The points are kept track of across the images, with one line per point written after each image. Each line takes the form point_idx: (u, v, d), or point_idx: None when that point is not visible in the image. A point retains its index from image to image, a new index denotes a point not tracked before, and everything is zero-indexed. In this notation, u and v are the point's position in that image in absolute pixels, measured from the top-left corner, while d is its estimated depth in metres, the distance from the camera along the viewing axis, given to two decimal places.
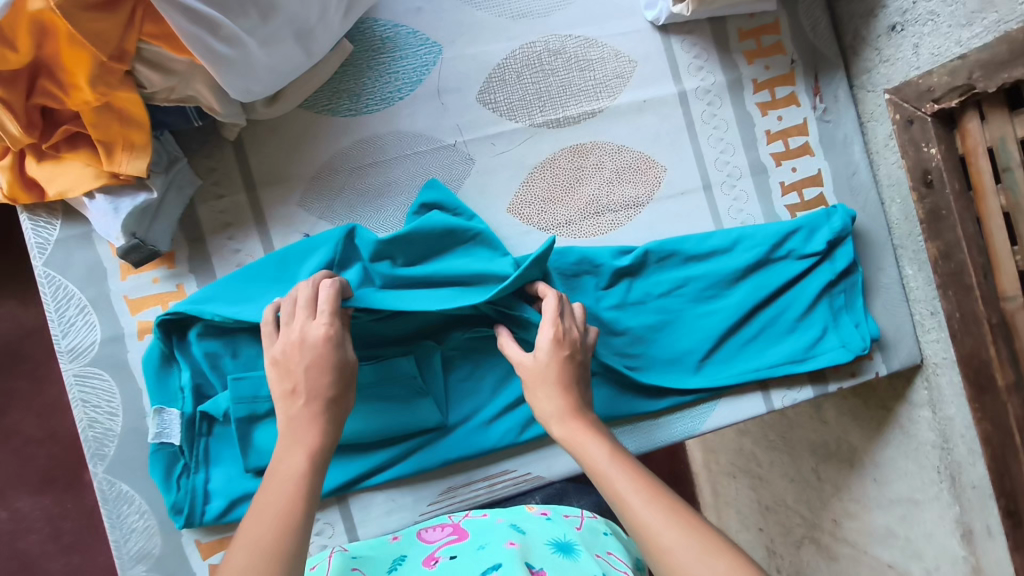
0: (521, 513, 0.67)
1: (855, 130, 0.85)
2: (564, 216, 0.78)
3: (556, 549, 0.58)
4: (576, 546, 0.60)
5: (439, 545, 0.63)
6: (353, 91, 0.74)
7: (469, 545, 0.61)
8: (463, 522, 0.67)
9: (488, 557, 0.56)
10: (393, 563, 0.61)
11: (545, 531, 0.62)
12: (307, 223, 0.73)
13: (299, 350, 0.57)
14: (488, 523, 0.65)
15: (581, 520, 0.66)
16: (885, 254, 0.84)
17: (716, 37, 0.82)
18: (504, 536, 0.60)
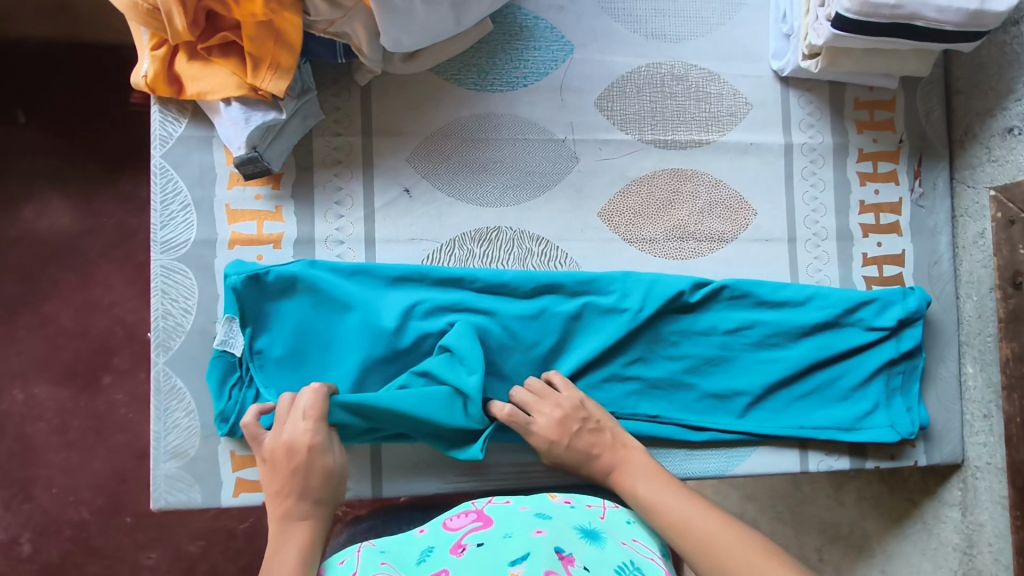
0: (543, 501, 0.62)
1: (946, 221, 0.85)
2: (651, 233, 0.80)
3: (583, 536, 0.56)
4: (602, 534, 0.57)
5: (464, 532, 0.57)
6: (482, 68, 0.78)
7: (495, 532, 0.56)
8: (488, 509, 0.61)
9: (514, 547, 0.52)
10: (420, 554, 0.55)
11: (570, 517, 0.59)
12: (410, 179, 0.76)
13: (286, 453, 0.60)
14: (512, 509, 0.60)
15: (604, 509, 0.62)
16: (949, 347, 0.84)
17: (833, 100, 0.84)
18: (529, 523, 0.56)
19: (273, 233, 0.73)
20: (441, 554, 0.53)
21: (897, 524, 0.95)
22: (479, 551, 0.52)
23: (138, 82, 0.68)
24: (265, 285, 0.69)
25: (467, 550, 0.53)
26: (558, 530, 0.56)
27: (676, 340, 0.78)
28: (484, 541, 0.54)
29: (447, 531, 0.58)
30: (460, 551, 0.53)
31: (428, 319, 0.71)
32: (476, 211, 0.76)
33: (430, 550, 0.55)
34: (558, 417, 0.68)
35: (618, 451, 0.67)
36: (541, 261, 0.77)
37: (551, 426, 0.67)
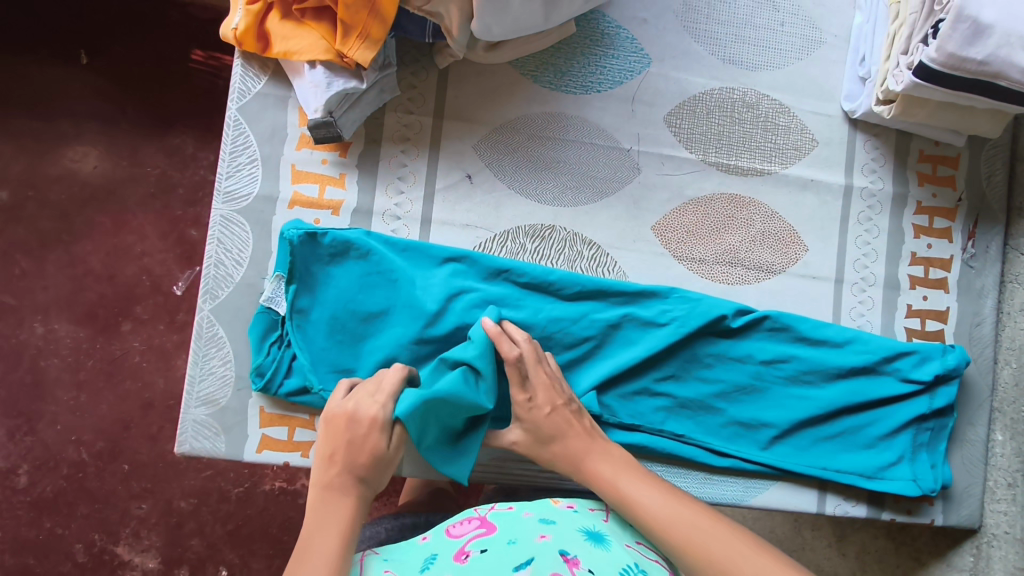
0: (547, 505, 0.61)
1: (994, 284, 0.85)
2: (700, 254, 0.80)
3: (588, 539, 0.56)
4: (607, 536, 0.57)
5: (467, 538, 0.57)
6: (558, 68, 0.78)
7: (500, 538, 0.56)
8: (491, 515, 0.60)
9: (518, 553, 0.52)
10: (425, 560, 0.55)
11: (575, 521, 0.59)
12: (473, 167, 0.76)
13: (357, 425, 0.58)
14: (515, 514, 0.59)
15: (607, 512, 0.62)
16: (980, 411, 0.84)
17: (897, 150, 0.85)
18: (533, 528, 0.56)
19: (334, 200, 0.74)
20: (445, 561, 0.54)
21: None
22: (484, 559, 0.53)
23: (228, 34, 0.69)
24: (320, 246, 0.69)
25: (473, 556, 0.54)
26: (561, 535, 0.56)
27: (711, 362, 0.78)
28: (489, 547, 0.54)
29: (450, 538, 0.57)
30: (465, 558, 0.54)
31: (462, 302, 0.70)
32: (533, 207, 0.77)
33: (433, 557, 0.55)
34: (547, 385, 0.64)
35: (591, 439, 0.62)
36: (590, 265, 0.78)
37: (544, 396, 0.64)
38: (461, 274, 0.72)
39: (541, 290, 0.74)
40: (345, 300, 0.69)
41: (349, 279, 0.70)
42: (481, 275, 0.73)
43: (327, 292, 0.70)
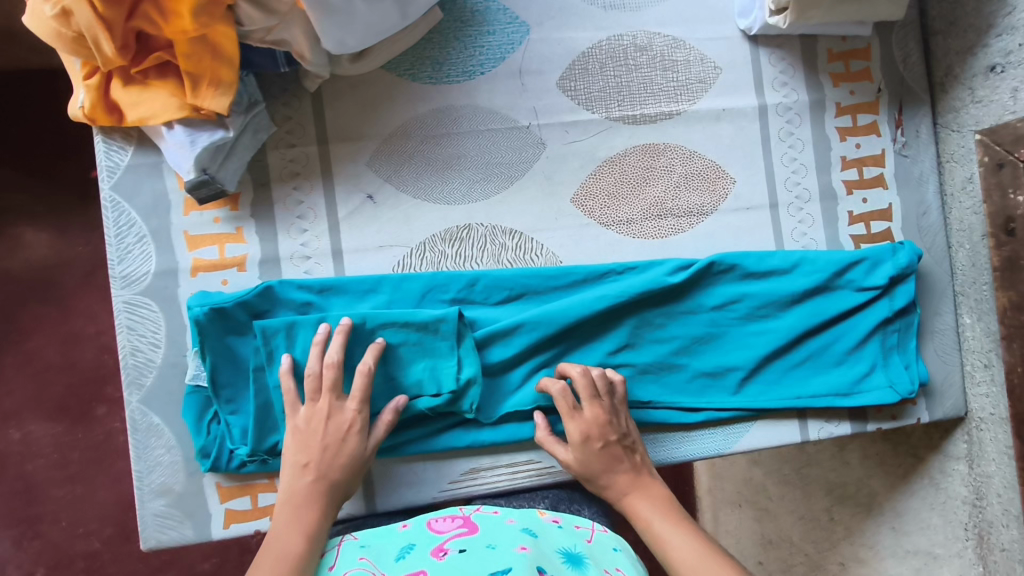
0: (532, 517, 0.64)
1: (931, 169, 0.82)
2: (626, 214, 0.76)
3: (565, 561, 0.57)
4: (586, 559, 0.58)
5: (448, 536, 0.59)
6: (436, 60, 0.73)
7: (480, 540, 0.57)
8: (474, 516, 0.63)
9: (496, 559, 0.53)
10: (402, 551, 0.57)
11: (555, 540, 0.60)
12: (372, 185, 0.72)
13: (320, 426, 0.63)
14: (499, 521, 0.61)
15: (592, 533, 0.63)
16: (944, 299, 0.82)
17: (805, 55, 0.80)
18: (515, 538, 0.57)
19: (236, 256, 0.70)
20: (421, 555, 0.56)
21: (905, 482, 0.94)
22: (460, 558, 0.54)
23: (77, 113, 0.65)
24: (228, 319, 0.66)
25: (448, 553, 0.55)
26: (541, 550, 0.56)
27: (662, 322, 0.76)
28: (467, 548, 0.56)
29: (432, 532, 0.60)
30: (441, 554, 0.55)
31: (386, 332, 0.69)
32: (443, 210, 0.73)
33: (411, 547, 0.58)
34: (593, 410, 0.66)
35: (605, 472, 0.65)
36: (517, 254, 0.74)
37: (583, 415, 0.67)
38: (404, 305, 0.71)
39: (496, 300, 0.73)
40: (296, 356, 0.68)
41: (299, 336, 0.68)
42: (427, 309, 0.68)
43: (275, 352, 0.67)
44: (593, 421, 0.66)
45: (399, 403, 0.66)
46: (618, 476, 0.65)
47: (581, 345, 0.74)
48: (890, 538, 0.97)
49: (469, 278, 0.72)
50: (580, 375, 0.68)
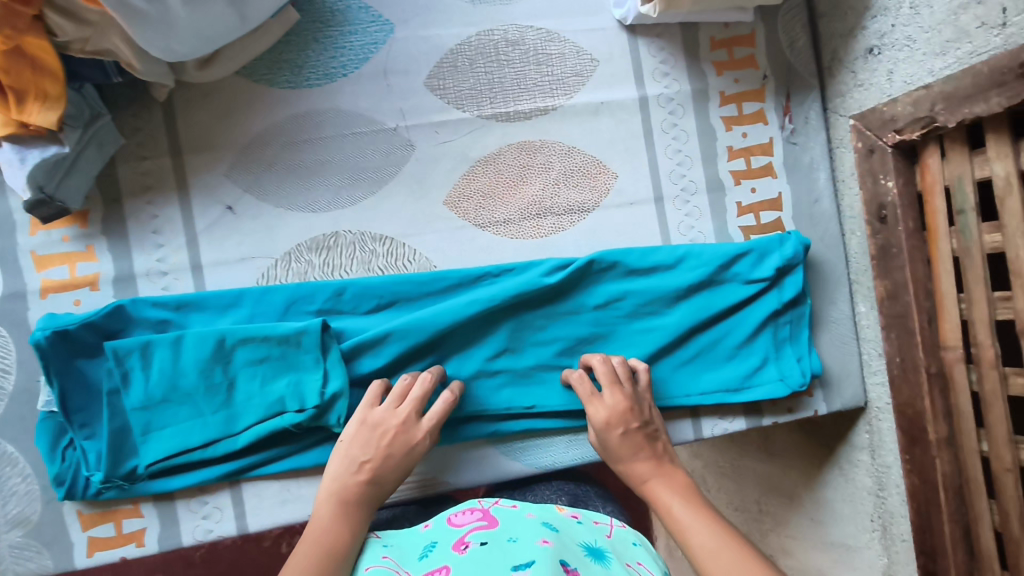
0: (549, 509, 0.63)
1: (823, 155, 0.80)
2: (503, 214, 0.74)
3: (588, 555, 0.55)
4: (608, 553, 0.56)
5: (468, 529, 0.58)
6: (294, 63, 0.70)
7: (501, 533, 0.56)
8: (495, 508, 0.62)
9: (516, 551, 0.52)
10: (425, 549, 0.57)
11: (576, 534, 0.58)
12: (231, 196, 0.70)
13: (387, 433, 0.62)
14: (518, 514, 0.60)
15: (610, 527, 0.62)
16: (839, 287, 0.80)
17: (686, 44, 0.77)
18: (535, 531, 0.55)
19: (89, 275, 0.67)
20: (444, 550, 0.55)
21: (820, 472, 0.92)
22: (481, 551, 0.53)
23: None
24: (75, 342, 0.64)
25: (470, 547, 0.54)
26: (562, 543, 0.55)
27: (543, 324, 0.74)
28: (488, 541, 0.55)
29: (452, 527, 0.59)
30: (463, 549, 0.55)
31: (246, 347, 0.67)
32: (308, 219, 0.71)
33: (433, 544, 0.57)
34: (619, 393, 0.66)
35: (637, 460, 0.64)
36: (388, 261, 0.72)
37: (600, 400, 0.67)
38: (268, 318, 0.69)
39: (365, 308, 0.71)
40: (153, 376, 0.66)
41: (156, 355, 0.66)
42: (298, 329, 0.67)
43: (130, 373, 0.65)
44: (618, 403, 0.66)
45: (450, 399, 0.66)
46: (641, 462, 0.64)
47: (459, 351, 0.72)
48: (811, 528, 0.96)
49: (335, 288, 0.70)
50: (603, 361, 0.69)
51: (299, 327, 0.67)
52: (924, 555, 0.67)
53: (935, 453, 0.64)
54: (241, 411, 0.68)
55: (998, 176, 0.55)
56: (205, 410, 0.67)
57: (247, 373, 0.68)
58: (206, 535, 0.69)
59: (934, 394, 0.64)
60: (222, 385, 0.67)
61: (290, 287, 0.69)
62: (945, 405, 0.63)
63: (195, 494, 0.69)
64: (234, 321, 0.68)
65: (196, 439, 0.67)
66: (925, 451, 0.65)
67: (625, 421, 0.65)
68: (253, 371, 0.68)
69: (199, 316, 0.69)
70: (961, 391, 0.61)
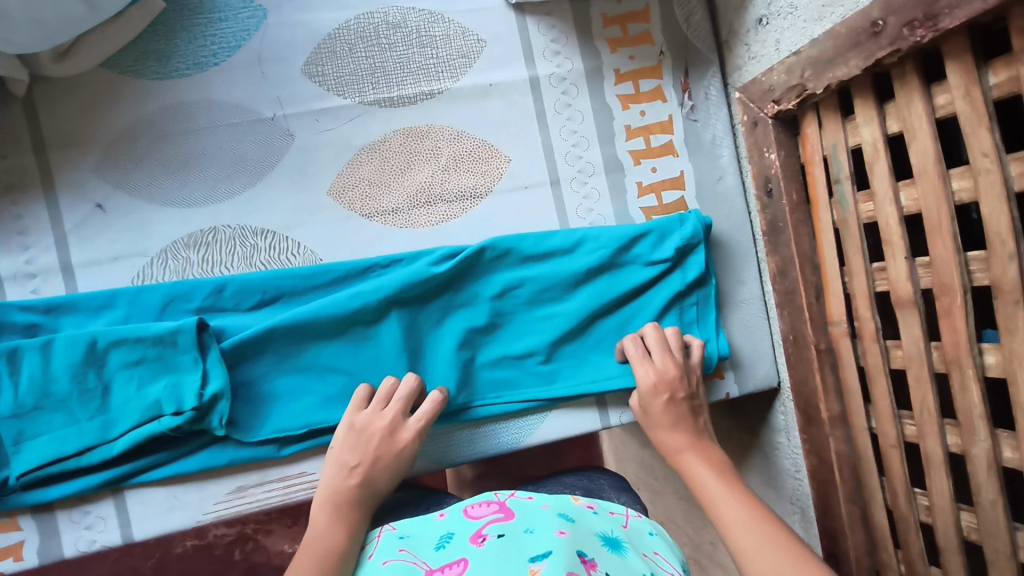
0: (566, 501, 0.60)
1: (725, 131, 0.78)
2: (392, 202, 0.72)
3: (605, 545, 0.52)
4: (624, 542, 0.54)
5: (485, 520, 0.55)
6: (162, 53, 0.68)
7: (517, 525, 0.53)
8: (511, 500, 0.58)
9: (536, 545, 0.49)
10: (440, 539, 0.53)
11: (594, 523, 0.56)
12: (101, 193, 0.67)
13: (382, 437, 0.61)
14: (534, 505, 0.57)
15: (627, 517, 0.60)
16: (747, 265, 0.78)
17: (577, 21, 0.75)
18: (553, 523, 0.53)
19: None
20: (461, 543, 0.51)
21: (748, 458, 0.90)
22: (500, 543, 0.49)
23: None
24: None
25: (488, 539, 0.51)
26: (580, 534, 0.52)
27: (438, 315, 0.71)
28: (506, 533, 0.51)
29: (467, 518, 0.55)
30: (481, 540, 0.51)
31: (120, 349, 0.65)
32: (185, 214, 0.68)
33: (450, 535, 0.53)
34: (669, 359, 0.67)
35: (671, 437, 0.62)
36: (271, 255, 0.70)
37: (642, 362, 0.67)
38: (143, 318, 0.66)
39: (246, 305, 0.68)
40: (21, 382, 0.63)
41: (25, 360, 0.63)
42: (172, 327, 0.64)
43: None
44: (666, 367, 0.66)
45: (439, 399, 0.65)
46: (676, 436, 0.62)
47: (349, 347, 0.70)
48: None
49: (212, 285, 0.67)
50: (655, 329, 0.70)
51: (174, 326, 0.64)
52: (827, 538, 0.65)
53: (828, 431, 0.62)
54: (118, 416, 0.65)
55: (867, 142, 0.53)
56: (77, 417, 0.64)
57: (121, 376, 0.65)
58: (90, 546, 0.66)
59: (825, 370, 0.62)
60: (96, 390, 0.64)
61: (166, 285, 0.67)
62: (835, 382, 0.61)
63: (77, 504, 0.66)
64: (107, 323, 0.65)
65: (70, 447, 0.63)
66: (819, 430, 0.63)
67: (669, 385, 0.65)
68: (127, 374, 0.65)
69: (71, 319, 0.66)
70: (847, 366, 0.60)
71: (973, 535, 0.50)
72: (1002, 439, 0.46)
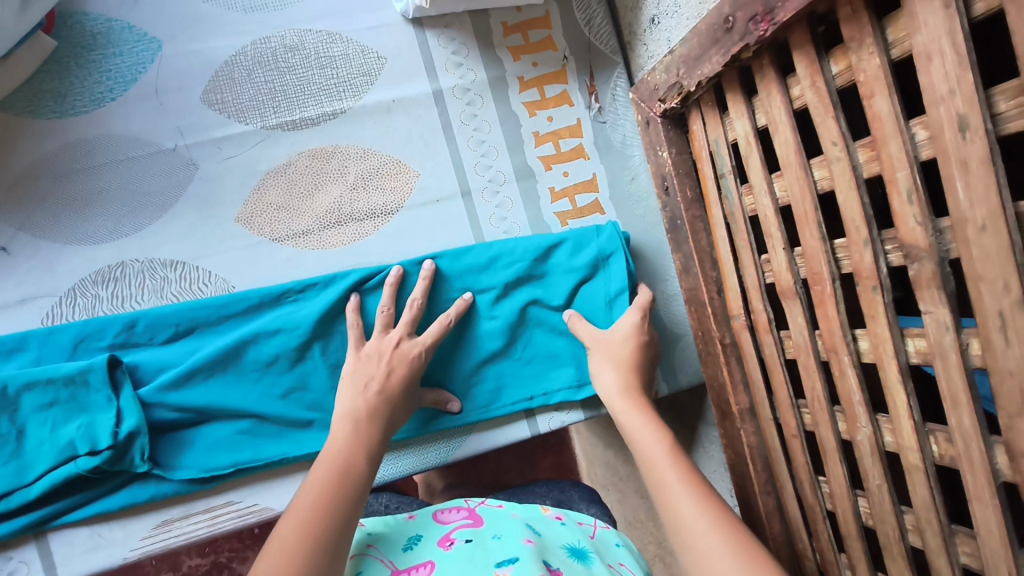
0: (534, 512, 0.59)
1: (635, 131, 0.78)
2: (302, 225, 0.71)
3: (571, 556, 0.51)
4: (590, 552, 0.53)
5: (455, 527, 0.55)
6: (57, 91, 0.68)
7: (486, 532, 0.53)
8: (480, 508, 0.58)
9: (499, 551, 0.49)
10: (409, 542, 0.53)
11: (560, 535, 0.55)
12: (4, 236, 0.67)
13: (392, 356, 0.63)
14: (504, 514, 0.57)
15: (594, 528, 0.59)
16: (666, 262, 0.78)
17: (477, 31, 0.75)
18: (520, 530, 0.52)
19: None
20: (428, 546, 0.51)
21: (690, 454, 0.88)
22: (467, 548, 0.50)
23: None
24: None
25: (455, 544, 0.51)
26: (546, 544, 0.51)
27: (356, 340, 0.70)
28: (473, 538, 0.51)
29: (437, 523, 0.55)
30: (448, 546, 0.51)
31: (31, 392, 0.63)
32: (90, 251, 0.68)
33: (419, 538, 0.53)
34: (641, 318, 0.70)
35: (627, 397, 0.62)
36: (181, 286, 0.70)
37: (619, 334, 0.69)
38: (54, 359, 0.66)
39: (159, 341, 0.68)
40: None
41: None
42: (86, 366, 0.64)
43: None
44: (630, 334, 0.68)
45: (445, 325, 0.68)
46: (630, 399, 0.62)
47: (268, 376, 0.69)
48: None
49: (122, 323, 0.67)
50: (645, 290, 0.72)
51: (84, 365, 0.64)
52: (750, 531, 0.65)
53: (740, 424, 0.63)
54: (31, 461, 0.63)
55: (741, 136, 0.53)
56: None
57: (33, 420, 0.64)
58: None
59: (731, 363, 0.62)
60: (9, 436, 0.63)
61: (77, 325, 0.66)
62: (742, 375, 0.62)
63: None
64: (18, 366, 0.65)
65: None
66: (732, 424, 0.63)
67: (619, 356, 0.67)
68: (39, 417, 0.64)
69: None
70: (749, 358, 0.60)
71: (869, 520, 0.50)
72: (881, 423, 0.46)
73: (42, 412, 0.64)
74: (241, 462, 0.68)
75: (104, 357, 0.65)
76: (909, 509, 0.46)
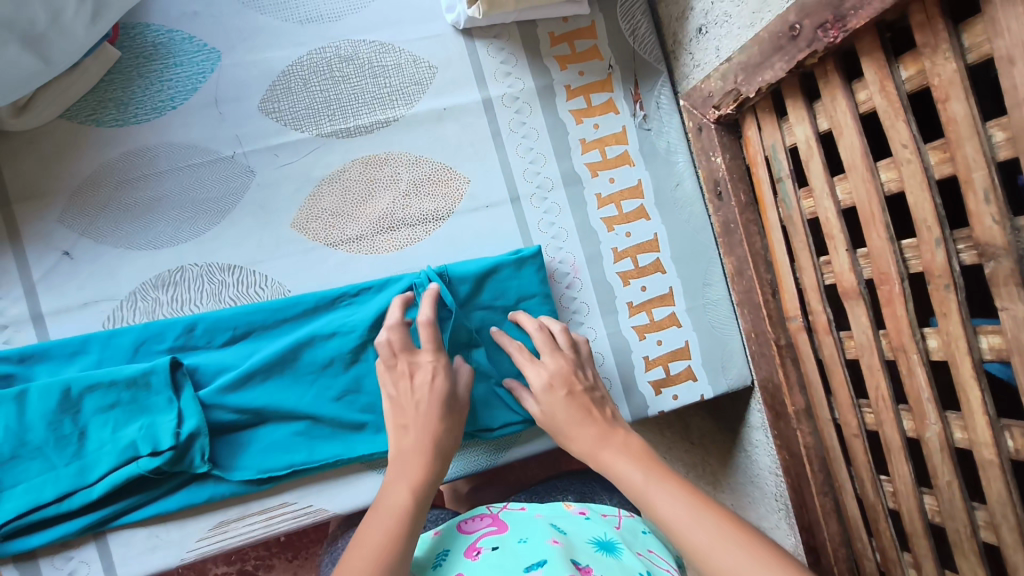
0: (558, 510, 0.61)
1: (679, 138, 0.80)
2: (355, 231, 0.73)
3: (599, 549, 0.53)
4: (618, 543, 0.55)
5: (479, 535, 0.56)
6: (120, 100, 0.70)
7: (510, 537, 0.54)
8: (504, 514, 0.59)
9: (528, 554, 0.50)
10: (437, 559, 0.54)
11: (586, 531, 0.56)
12: (67, 241, 0.68)
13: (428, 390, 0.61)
14: (528, 516, 0.58)
15: (619, 518, 0.61)
16: (711, 265, 0.79)
17: (525, 41, 0.77)
18: (545, 532, 0.54)
19: None
20: (456, 559, 0.53)
21: (732, 456, 0.89)
22: (495, 556, 0.51)
23: None
24: None
25: (482, 554, 0.52)
26: (573, 543, 0.53)
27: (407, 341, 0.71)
28: (499, 545, 0.53)
29: (461, 534, 0.57)
30: (476, 556, 0.52)
31: (93, 393, 0.64)
32: (151, 256, 0.69)
33: (445, 554, 0.54)
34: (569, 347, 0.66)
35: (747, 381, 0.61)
36: (239, 290, 0.71)
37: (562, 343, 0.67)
38: (116, 362, 0.67)
39: (218, 344, 0.69)
40: None
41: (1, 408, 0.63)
42: (148, 368, 0.65)
43: None
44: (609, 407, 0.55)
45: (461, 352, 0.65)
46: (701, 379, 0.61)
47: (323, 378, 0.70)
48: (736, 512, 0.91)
49: (182, 326, 0.68)
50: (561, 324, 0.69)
51: (146, 366, 0.65)
52: (805, 530, 0.65)
53: (796, 425, 0.64)
54: (93, 462, 0.64)
55: (801, 141, 0.54)
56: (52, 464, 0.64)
57: (96, 420, 0.65)
58: None
59: (786, 364, 0.63)
60: (73, 436, 0.64)
61: (138, 328, 0.67)
62: (798, 376, 0.63)
63: (59, 550, 0.66)
64: (82, 368, 0.66)
65: (49, 495, 0.63)
66: (787, 424, 0.64)
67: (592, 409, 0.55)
68: (103, 417, 0.65)
69: (44, 362, 0.66)
70: (806, 359, 0.61)
71: (935, 517, 0.51)
72: (951, 420, 0.46)
73: (106, 413, 0.65)
74: (297, 464, 0.68)
75: (166, 359, 0.66)
76: (980, 505, 0.46)
